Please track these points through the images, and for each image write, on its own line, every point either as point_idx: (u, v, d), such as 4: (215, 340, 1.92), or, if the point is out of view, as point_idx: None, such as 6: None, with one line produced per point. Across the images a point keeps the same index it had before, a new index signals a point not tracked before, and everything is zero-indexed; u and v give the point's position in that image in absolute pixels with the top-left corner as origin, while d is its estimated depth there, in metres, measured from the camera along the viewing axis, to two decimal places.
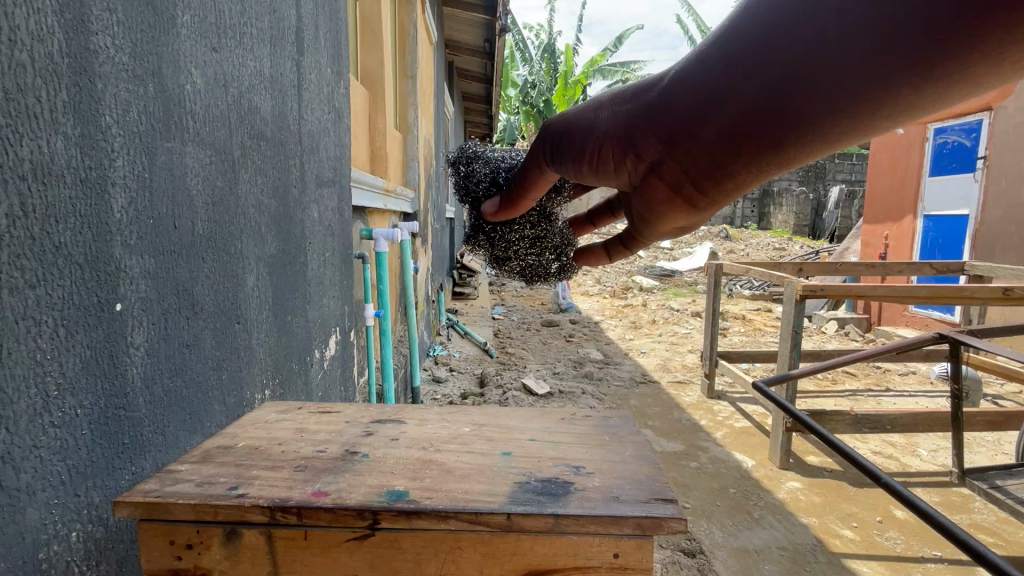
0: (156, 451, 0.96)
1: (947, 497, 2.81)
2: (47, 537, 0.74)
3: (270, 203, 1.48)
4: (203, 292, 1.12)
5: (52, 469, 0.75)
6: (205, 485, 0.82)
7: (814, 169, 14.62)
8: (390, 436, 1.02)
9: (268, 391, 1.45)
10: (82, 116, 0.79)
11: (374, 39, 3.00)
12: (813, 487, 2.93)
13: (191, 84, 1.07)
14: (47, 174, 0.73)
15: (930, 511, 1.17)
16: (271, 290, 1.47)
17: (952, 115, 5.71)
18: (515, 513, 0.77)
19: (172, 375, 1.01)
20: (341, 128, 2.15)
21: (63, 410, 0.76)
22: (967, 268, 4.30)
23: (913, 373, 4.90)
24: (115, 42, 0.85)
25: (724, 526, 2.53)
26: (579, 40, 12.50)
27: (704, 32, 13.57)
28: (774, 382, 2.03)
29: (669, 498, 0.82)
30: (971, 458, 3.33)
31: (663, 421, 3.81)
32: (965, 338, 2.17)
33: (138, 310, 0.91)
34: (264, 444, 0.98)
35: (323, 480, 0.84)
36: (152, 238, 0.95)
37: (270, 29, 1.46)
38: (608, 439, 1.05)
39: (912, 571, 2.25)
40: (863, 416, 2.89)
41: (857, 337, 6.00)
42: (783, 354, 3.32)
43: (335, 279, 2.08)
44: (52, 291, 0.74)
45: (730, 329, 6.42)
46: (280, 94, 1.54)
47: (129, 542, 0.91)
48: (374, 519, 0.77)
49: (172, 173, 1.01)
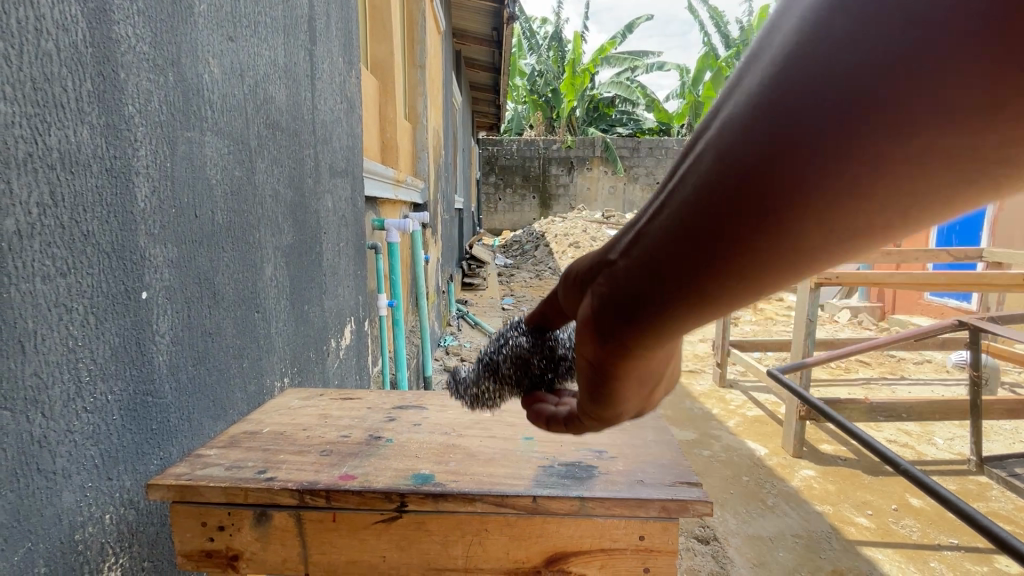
0: (183, 437, 0.98)
1: (963, 484, 2.79)
2: (82, 519, 0.76)
3: (287, 193, 1.49)
4: (224, 282, 1.13)
5: (85, 453, 0.77)
6: (235, 468, 0.83)
7: None
8: (412, 422, 1.03)
9: (287, 378, 1.47)
10: (106, 105, 0.80)
11: (383, 28, 2.96)
12: (827, 475, 2.92)
13: (209, 73, 1.07)
14: (74, 164, 0.74)
15: (954, 497, 1.16)
16: (288, 280, 1.49)
17: None
18: (541, 496, 0.78)
19: (195, 362, 1.02)
20: (353, 118, 2.15)
21: (95, 397, 0.78)
22: (986, 255, 4.21)
23: (929, 362, 4.85)
24: (136, 32, 0.86)
25: (738, 514, 2.53)
26: (585, 28, 14.56)
27: (715, 17, 13.36)
28: (789, 371, 1.99)
29: (694, 481, 0.83)
30: (989, 447, 3.29)
31: (676, 409, 3.80)
32: (985, 325, 2.13)
33: (162, 299, 0.93)
34: (289, 429, 1.00)
35: (350, 464, 0.85)
36: (174, 228, 0.96)
37: (283, 18, 1.46)
38: (629, 424, 1.06)
39: (928, 558, 2.24)
40: (878, 404, 2.87)
41: (870, 326, 5.95)
42: (796, 342, 3.29)
43: (349, 269, 2.09)
44: (82, 279, 0.76)
45: (741, 318, 6.37)
46: (295, 84, 1.54)
47: (159, 525, 0.93)
48: (401, 501, 0.78)
49: (192, 163, 1.02)
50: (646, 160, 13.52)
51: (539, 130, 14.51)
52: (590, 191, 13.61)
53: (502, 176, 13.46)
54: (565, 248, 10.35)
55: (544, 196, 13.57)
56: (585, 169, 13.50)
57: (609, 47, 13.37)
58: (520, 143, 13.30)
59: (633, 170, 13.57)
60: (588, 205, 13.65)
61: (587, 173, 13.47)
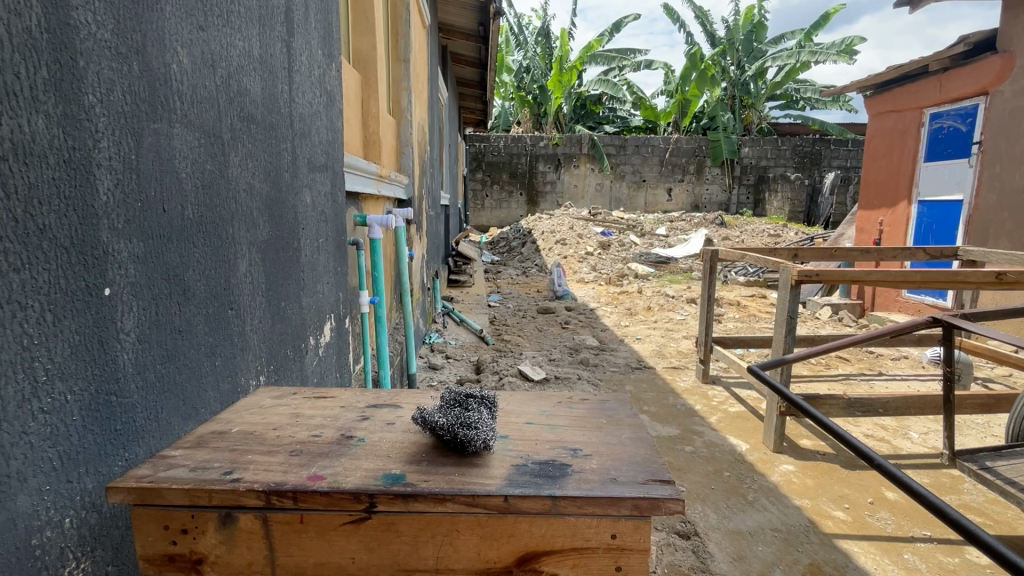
0: (151, 437, 0.95)
1: (937, 478, 2.85)
2: (40, 523, 0.73)
3: (262, 187, 1.45)
4: (195, 278, 1.10)
5: (43, 455, 0.74)
6: (199, 470, 0.82)
7: (808, 153, 13.54)
8: (386, 421, 1.03)
9: (263, 377, 1.44)
10: (64, 94, 0.77)
11: (366, 21, 2.92)
12: (806, 470, 2.96)
13: (177, 64, 1.04)
14: (28, 154, 0.72)
15: (926, 492, 1.17)
16: (264, 277, 1.46)
17: (948, 99, 5.24)
18: (512, 495, 0.78)
19: (164, 361, 0.99)
20: (333, 112, 2.12)
21: (53, 397, 0.76)
22: (961, 253, 4.28)
23: (905, 358, 4.94)
24: (96, 18, 0.83)
25: (718, 509, 2.56)
26: (573, 24, 14.51)
27: (701, 16, 13.42)
28: (768, 367, 1.99)
29: (666, 479, 0.83)
30: (961, 441, 3.37)
31: (659, 405, 3.83)
32: (958, 322, 2.14)
33: (127, 295, 0.90)
34: (259, 429, 0.98)
35: (319, 464, 0.84)
36: (140, 222, 0.93)
37: (258, 8, 1.42)
38: (606, 422, 1.06)
39: (901, 550, 2.28)
40: (856, 400, 2.91)
41: (850, 322, 5.97)
42: (777, 339, 3.30)
43: (329, 266, 2.06)
44: (37, 274, 0.73)
45: (724, 315, 6.43)
46: (271, 76, 1.51)
47: (124, 529, 0.90)
48: (370, 502, 0.77)
49: (159, 156, 0.99)
50: (633, 157, 13.56)
51: (527, 126, 14.45)
52: (577, 188, 13.61)
53: (489, 172, 13.41)
54: (551, 245, 10.35)
55: (531, 193, 13.52)
56: (572, 166, 13.50)
57: (596, 45, 13.37)
58: (507, 140, 13.26)
59: (620, 168, 13.60)
60: (575, 201, 13.65)
61: (574, 170, 13.47)
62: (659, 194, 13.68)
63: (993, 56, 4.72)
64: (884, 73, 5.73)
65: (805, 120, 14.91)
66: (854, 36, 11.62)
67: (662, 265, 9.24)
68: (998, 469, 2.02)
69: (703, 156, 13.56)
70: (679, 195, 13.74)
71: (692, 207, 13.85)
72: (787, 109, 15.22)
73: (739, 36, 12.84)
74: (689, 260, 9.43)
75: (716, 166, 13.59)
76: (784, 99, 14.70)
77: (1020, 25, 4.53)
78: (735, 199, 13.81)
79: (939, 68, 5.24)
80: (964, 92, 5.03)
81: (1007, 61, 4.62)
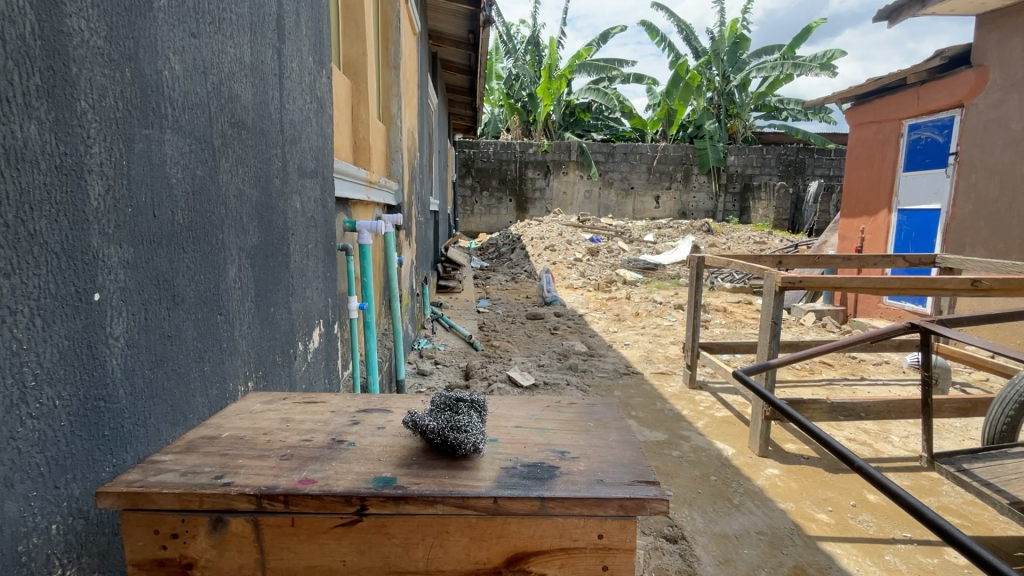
0: (139, 443, 0.95)
1: (917, 480, 2.92)
2: (26, 529, 0.73)
3: (252, 193, 1.46)
4: (184, 283, 1.10)
5: (29, 460, 0.74)
6: (190, 475, 0.82)
7: (791, 163, 13.87)
8: (376, 425, 1.04)
9: (251, 383, 1.43)
10: (57, 100, 0.77)
11: (356, 28, 2.93)
12: (791, 473, 3.01)
13: (169, 70, 1.05)
14: (20, 160, 0.72)
15: (903, 493, 1.21)
16: (253, 282, 1.45)
17: (926, 111, 5.38)
18: (501, 496, 0.79)
19: (153, 365, 0.99)
20: (324, 118, 2.13)
21: (40, 402, 0.75)
22: (939, 260, 4.38)
23: (887, 362, 5.04)
24: (90, 25, 0.83)
25: (705, 512, 2.59)
26: (564, 34, 14.68)
27: (687, 27, 13.69)
28: (753, 373, 2.01)
29: (651, 480, 0.85)
30: (940, 443, 3.46)
31: (647, 411, 3.86)
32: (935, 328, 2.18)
33: (116, 301, 0.90)
34: (249, 434, 0.99)
35: (310, 468, 0.85)
36: (131, 228, 0.93)
37: (249, 15, 1.43)
38: (593, 425, 1.08)
39: (883, 552, 2.33)
40: (839, 404, 2.95)
41: (834, 329, 6.09)
42: (762, 344, 3.32)
43: (318, 270, 2.06)
44: (27, 280, 0.73)
45: (711, 320, 6.51)
46: (262, 82, 1.52)
47: (111, 535, 0.90)
48: (361, 505, 0.78)
49: (150, 160, 0.99)
50: (621, 165, 13.73)
51: (516, 133, 14.53)
52: (566, 195, 13.72)
53: (478, 178, 13.46)
54: (540, 251, 10.40)
55: (520, 199, 13.63)
56: (561, 173, 13.61)
57: (585, 53, 13.54)
58: (496, 146, 13.34)
59: (608, 175, 13.74)
60: (564, 208, 13.74)
61: (562, 177, 13.58)
62: (646, 202, 13.84)
63: (968, 70, 4.87)
64: (865, 86, 5.88)
65: (789, 130, 15.24)
66: (835, 49, 11.88)
67: (649, 271, 9.33)
68: (974, 470, 2.07)
69: (690, 164, 13.75)
70: (666, 203, 13.94)
71: (679, 213, 14.04)
72: (770, 120, 15.60)
73: (724, 47, 12.94)
74: (676, 266, 9.54)
75: (702, 174, 13.80)
76: (768, 110, 15.00)
77: (992, 41, 4.70)
78: (722, 206, 14.04)
79: (916, 80, 5.38)
80: (941, 103, 5.16)
81: (981, 75, 4.77)
